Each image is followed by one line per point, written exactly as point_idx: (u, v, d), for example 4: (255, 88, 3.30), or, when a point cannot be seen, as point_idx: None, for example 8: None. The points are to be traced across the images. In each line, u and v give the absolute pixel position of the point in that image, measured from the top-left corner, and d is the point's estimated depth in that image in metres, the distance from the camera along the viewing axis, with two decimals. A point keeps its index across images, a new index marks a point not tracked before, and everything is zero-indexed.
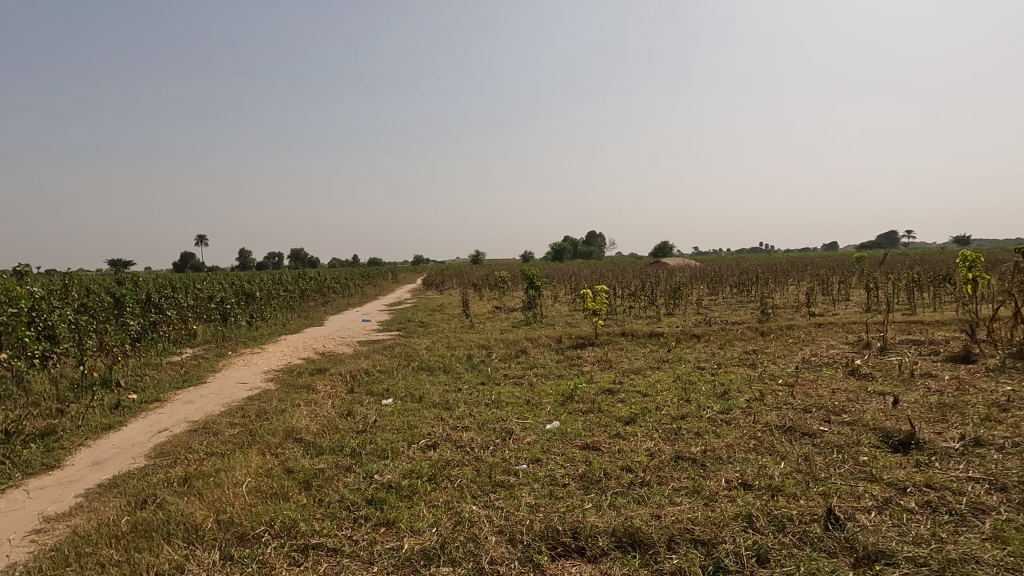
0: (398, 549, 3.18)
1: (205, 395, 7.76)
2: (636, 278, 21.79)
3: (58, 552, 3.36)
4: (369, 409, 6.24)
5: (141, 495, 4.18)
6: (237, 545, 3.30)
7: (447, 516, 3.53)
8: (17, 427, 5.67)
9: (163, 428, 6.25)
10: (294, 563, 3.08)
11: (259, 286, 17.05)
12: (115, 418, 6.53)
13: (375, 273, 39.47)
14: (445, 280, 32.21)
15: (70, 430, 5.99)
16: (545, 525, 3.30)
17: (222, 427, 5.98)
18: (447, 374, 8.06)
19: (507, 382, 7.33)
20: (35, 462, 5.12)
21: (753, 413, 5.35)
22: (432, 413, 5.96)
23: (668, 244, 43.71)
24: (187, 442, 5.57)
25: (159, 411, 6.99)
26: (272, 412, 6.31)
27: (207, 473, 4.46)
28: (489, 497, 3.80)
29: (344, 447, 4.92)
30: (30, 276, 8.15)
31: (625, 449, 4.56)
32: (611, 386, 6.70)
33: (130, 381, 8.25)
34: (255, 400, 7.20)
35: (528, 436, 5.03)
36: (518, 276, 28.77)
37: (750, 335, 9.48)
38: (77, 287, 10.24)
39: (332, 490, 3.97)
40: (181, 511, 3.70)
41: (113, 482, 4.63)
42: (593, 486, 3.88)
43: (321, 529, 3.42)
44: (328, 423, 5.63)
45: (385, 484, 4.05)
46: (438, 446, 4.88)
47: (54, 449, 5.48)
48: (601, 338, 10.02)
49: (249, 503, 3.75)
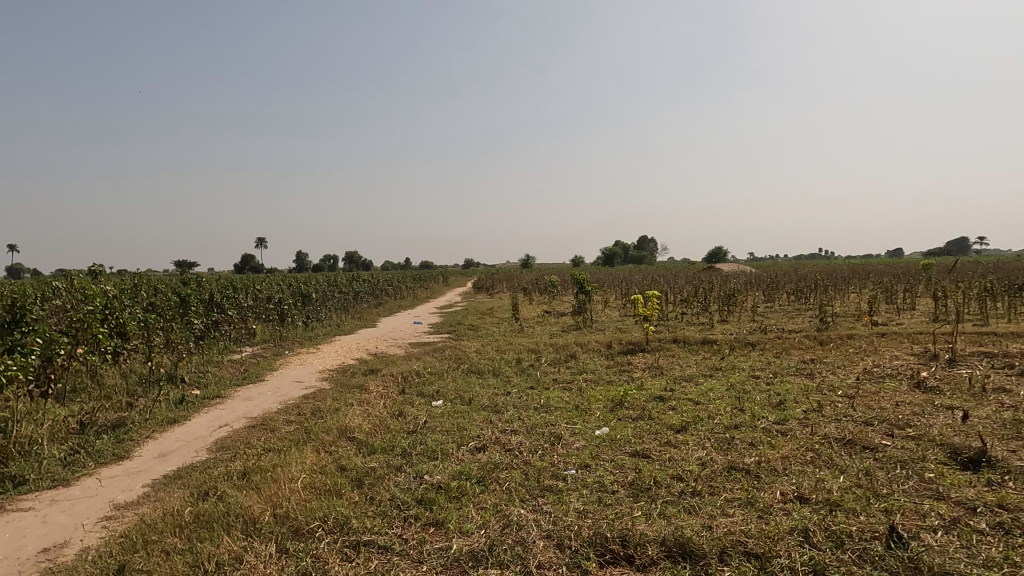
0: (447, 549, 3.21)
1: (263, 392, 8.01)
2: (690, 284, 21.36)
3: (127, 538, 3.54)
4: (420, 409, 6.34)
5: (202, 487, 4.36)
6: (293, 538, 3.40)
7: (496, 519, 3.55)
8: (91, 420, 6.00)
9: (223, 423, 6.49)
10: (346, 559, 3.15)
11: (315, 287, 17.55)
12: (179, 412, 6.82)
13: (427, 275, 40.03)
14: (495, 283, 32.37)
15: (138, 423, 6.29)
16: (594, 532, 3.28)
17: (279, 424, 6.17)
18: (496, 377, 8.10)
19: (557, 386, 7.34)
20: (107, 452, 5.40)
21: (811, 424, 5.19)
22: (481, 415, 6.01)
23: (722, 249, 42.68)
24: (247, 438, 5.77)
25: (220, 406, 7.26)
26: (326, 411, 6.47)
27: (265, 467, 4.61)
28: (538, 501, 3.80)
29: (394, 446, 5.01)
30: (104, 275, 8.60)
31: (676, 457, 4.49)
32: (662, 393, 6.59)
33: (194, 376, 8.60)
34: (310, 398, 7.40)
35: (577, 441, 5.00)
36: (567, 281, 28.62)
37: (808, 343, 9.19)
38: (146, 286, 10.76)
39: (383, 489, 4.05)
40: (241, 504, 3.83)
41: (177, 473, 4.84)
42: (642, 494, 3.83)
43: (373, 527, 3.49)
44: (380, 423, 5.72)
45: (435, 484, 4.11)
46: (486, 448, 4.92)
47: (124, 440, 5.77)
48: (652, 344, 9.86)
49: (304, 499, 3.86)
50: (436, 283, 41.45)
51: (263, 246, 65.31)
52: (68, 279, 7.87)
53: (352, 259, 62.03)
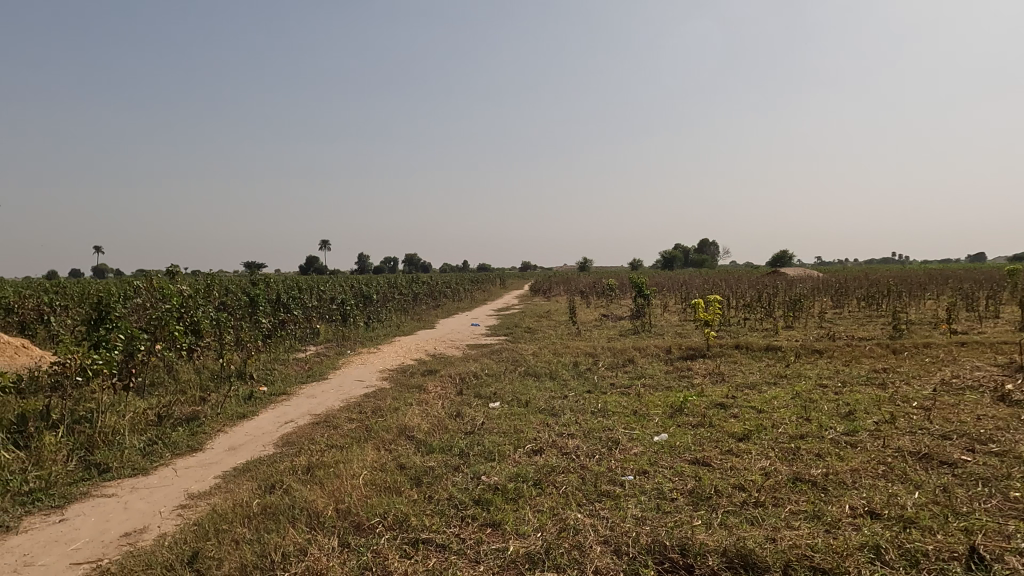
0: (504, 550, 3.23)
1: (326, 390, 8.27)
2: (753, 289, 20.76)
3: (200, 526, 3.71)
4: (477, 411, 6.40)
5: (270, 480, 4.53)
6: (354, 533, 3.49)
7: (552, 522, 3.54)
8: (168, 413, 6.33)
9: (289, 419, 6.72)
10: (405, 555, 3.22)
11: (376, 289, 17.97)
12: (248, 408, 7.10)
13: (485, 278, 40.37)
14: (552, 286, 32.37)
15: (210, 417, 6.59)
16: (653, 539, 3.24)
17: (342, 421, 6.35)
18: (553, 380, 8.09)
19: (615, 391, 7.27)
20: (182, 444, 5.68)
21: (883, 437, 4.96)
22: (538, 418, 6.01)
23: (787, 252, 41.31)
24: (311, 434, 5.96)
25: (286, 403, 7.53)
26: (386, 410, 6.62)
27: (328, 463, 4.75)
28: (595, 505, 3.78)
29: (452, 446, 5.07)
30: (180, 275, 9.06)
31: (738, 466, 4.37)
32: (723, 400, 6.43)
33: (262, 373, 8.94)
34: (371, 397, 7.58)
35: (635, 447, 4.94)
36: (625, 285, 28.30)
37: (880, 352, 8.78)
38: (218, 286, 11.28)
39: (442, 488, 4.11)
40: (305, 498, 3.96)
41: (246, 466, 5.05)
42: (702, 503, 3.75)
43: (431, 525, 3.54)
44: (438, 423, 5.81)
45: (492, 485, 4.14)
46: (543, 451, 4.92)
47: (198, 433, 6.05)
48: (713, 350, 9.62)
49: (365, 495, 3.95)
50: (493, 285, 41.72)
51: (327, 249, 67.21)
52: (148, 279, 8.33)
53: (412, 262, 63.22)
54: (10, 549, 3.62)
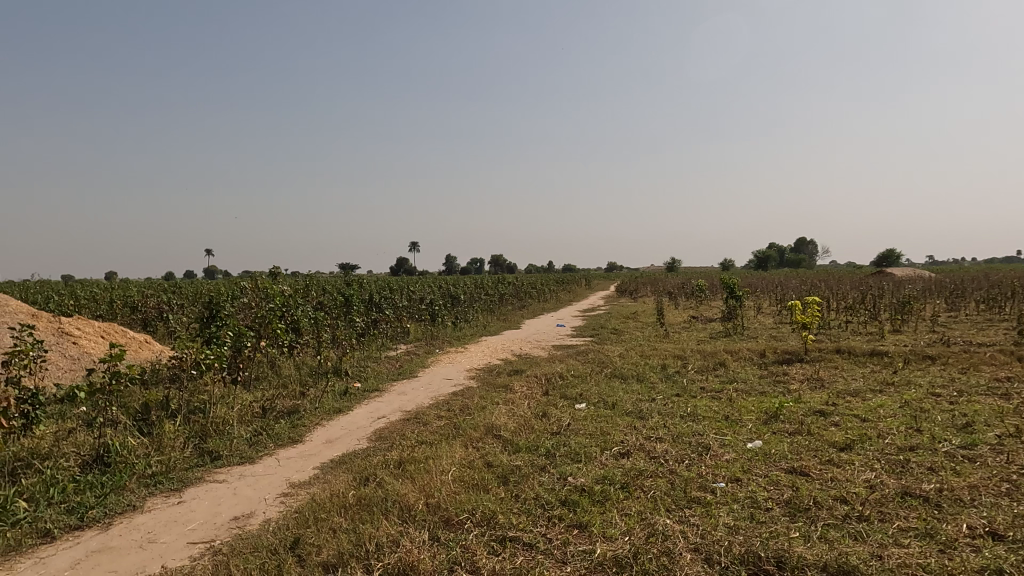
0: (591, 552, 3.22)
1: (417, 388, 8.51)
2: (857, 290, 19.55)
3: (301, 513, 3.92)
4: (564, 412, 6.39)
5: (364, 473, 4.71)
6: (443, 528, 3.58)
7: (640, 527, 3.49)
8: (272, 406, 6.72)
9: (381, 415, 6.97)
10: (493, 552, 3.26)
11: (463, 290, 18.33)
12: (343, 403, 7.43)
13: (569, 279, 40.25)
14: (639, 287, 31.83)
15: (310, 410, 6.94)
16: (746, 549, 3.12)
17: (431, 418, 6.52)
18: (640, 382, 7.96)
19: (705, 395, 7.06)
20: (284, 435, 6.02)
21: (1007, 452, 4.54)
22: (625, 421, 5.93)
23: (895, 252, 38.62)
24: (402, 429, 6.16)
25: (378, 399, 7.81)
26: (473, 408, 6.74)
27: (418, 459, 4.89)
28: (684, 512, 3.69)
29: (539, 446, 5.10)
30: (282, 276, 9.61)
31: (839, 477, 4.14)
32: (823, 407, 6.10)
33: (356, 370, 9.32)
34: (459, 396, 7.73)
35: (727, 453, 4.78)
36: (716, 286, 27.38)
37: (1004, 359, 8.05)
38: (316, 287, 11.87)
39: (528, 487, 4.14)
40: (398, 491, 4.10)
41: (343, 458, 5.29)
42: (800, 515, 3.58)
43: (518, 524, 3.57)
44: (525, 423, 5.85)
45: (578, 487, 4.12)
46: (631, 454, 4.85)
47: (298, 426, 6.40)
48: (811, 354, 9.15)
49: (454, 491, 4.04)
50: (579, 286, 41.45)
51: (416, 250, 69.08)
52: (253, 280, 8.89)
53: (498, 262, 63.98)
54: (137, 526, 3.97)
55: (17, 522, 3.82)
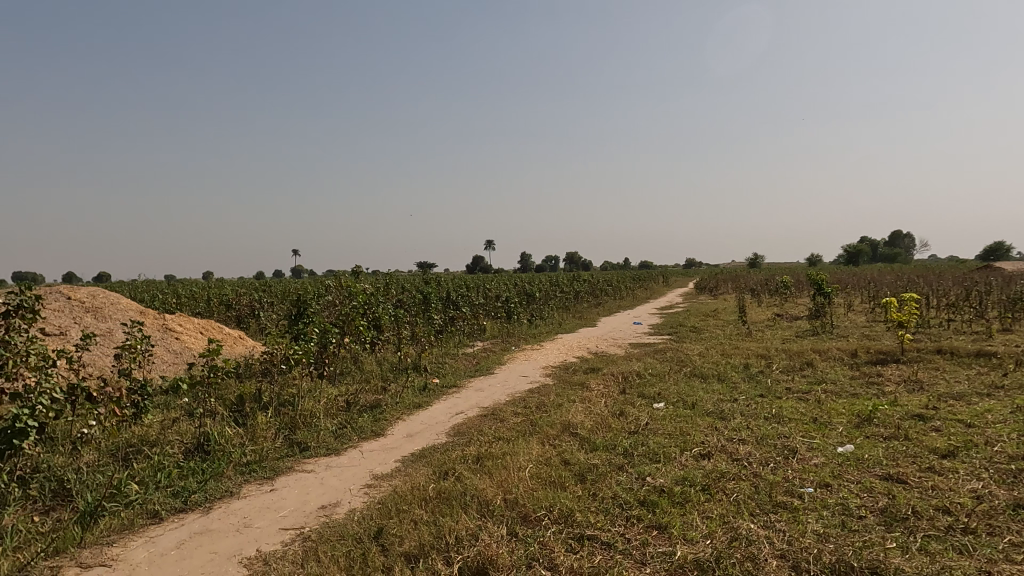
0: (670, 554, 3.16)
1: (493, 384, 8.60)
2: (961, 286, 18.19)
3: (384, 505, 4.05)
4: (641, 410, 6.30)
5: (443, 467, 4.81)
6: (521, 523, 3.61)
7: (723, 531, 3.39)
8: (355, 400, 6.97)
9: (459, 411, 7.09)
10: (571, 550, 3.26)
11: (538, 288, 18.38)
12: (423, 398, 7.60)
13: (647, 276, 39.63)
14: (719, 284, 30.87)
15: (391, 405, 7.15)
16: (837, 558, 2.98)
17: (508, 415, 6.57)
18: (721, 382, 7.74)
19: (791, 396, 6.77)
20: (367, 429, 6.22)
21: None
22: (705, 421, 5.78)
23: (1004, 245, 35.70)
24: (480, 425, 6.25)
25: (456, 395, 7.95)
26: (550, 406, 6.75)
27: (496, 454, 4.94)
28: (770, 517, 3.55)
29: (616, 445, 5.04)
30: (364, 275, 9.94)
31: (941, 487, 3.88)
32: (923, 411, 5.73)
33: (434, 366, 9.52)
34: (535, 393, 7.76)
35: (815, 457, 4.57)
36: (802, 283, 26.17)
37: None
38: (396, 285, 12.23)
39: (606, 486, 4.10)
40: (476, 486, 4.17)
41: (422, 452, 5.42)
42: (897, 524, 3.38)
43: (596, 523, 3.55)
44: (602, 422, 5.81)
45: (657, 487, 4.05)
46: (712, 456, 4.72)
47: (380, 419, 6.61)
48: (908, 355, 8.59)
49: (531, 488, 4.07)
50: (656, 284, 40.78)
51: (491, 248, 69.82)
52: (337, 279, 9.25)
53: (573, 260, 63.69)
54: (234, 511, 4.22)
55: (130, 503, 4.16)
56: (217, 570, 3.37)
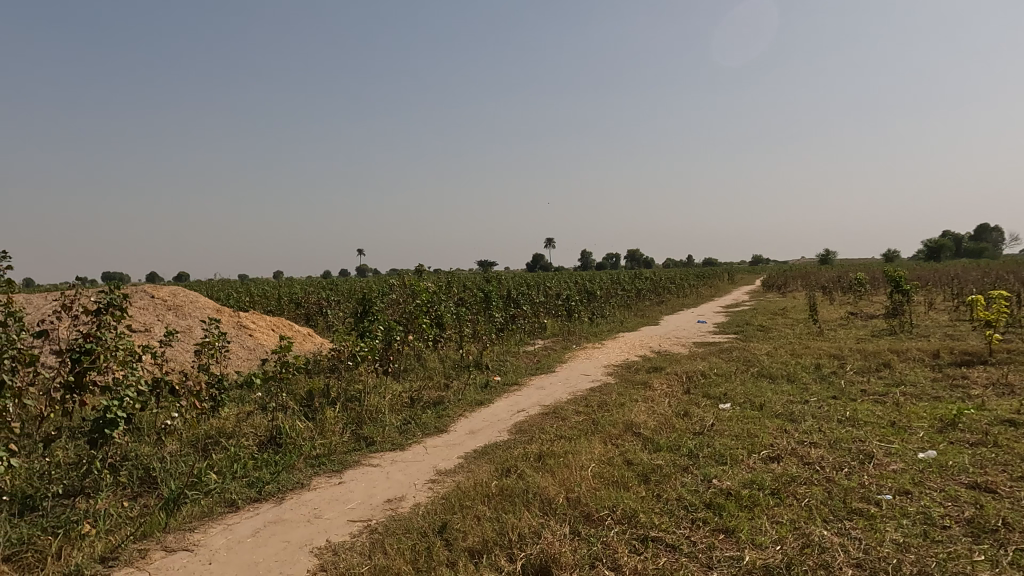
0: (738, 559, 3.08)
1: (555, 383, 8.59)
2: None
3: (447, 500, 4.11)
4: (707, 411, 6.16)
5: (506, 464, 4.84)
6: (584, 522, 3.60)
7: (794, 537, 3.28)
8: (419, 396, 7.09)
9: (521, 408, 7.11)
10: (635, 551, 3.23)
11: (599, 286, 18.24)
12: (484, 396, 7.67)
13: (711, 274, 38.67)
14: (787, 282, 29.81)
15: (453, 402, 7.25)
16: (918, 570, 2.83)
17: (569, 414, 6.55)
18: (791, 383, 7.47)
19: (867, 398, 6.47)
20: (430, 425, 6.33)
21: None
22: (774, 423, 5.60)
23: None
24: (541, 423, 6.25)
25: (518, 393, 7.98)
26: (612, 405, 6.69)
27: (558, 453, 4.94)
28: (844, 524, 3.41)
29: (680, 446, 4.94)
30: (427, 274, 10.12)
31: None
32: (1014, 416, 5.36)
33: (496, 363, 9.59)
34: (597, 392, 7.70)
35: (894, 463, 4.36)
36: (878, 279, 24.93)
37: None
38: (458, 284, 12.39)
39: (670, 488, 4.03)
40: (538, 484, 4.17)
41: (485, 449, 5.47)
42: (985, 537, 3.18)
43: (660, 524, 3.49)
44: (666, 422, 5.71)
45: (724, 490, 3.95)
46: (782, 459, 4.57)
47: (443, 416, 6.71)
48: (997, 356, 8.06)
49: (594, 487, 4.04)
50: (721, 281, 39.74)
51: (551, 246, 69.73)
52: (400, 278, 9.45)
53: (634, 258, 62.92)
54: (305, 502, 4.37)
55: (209, 491, 4.38)
56: (289, 558, 3.50)
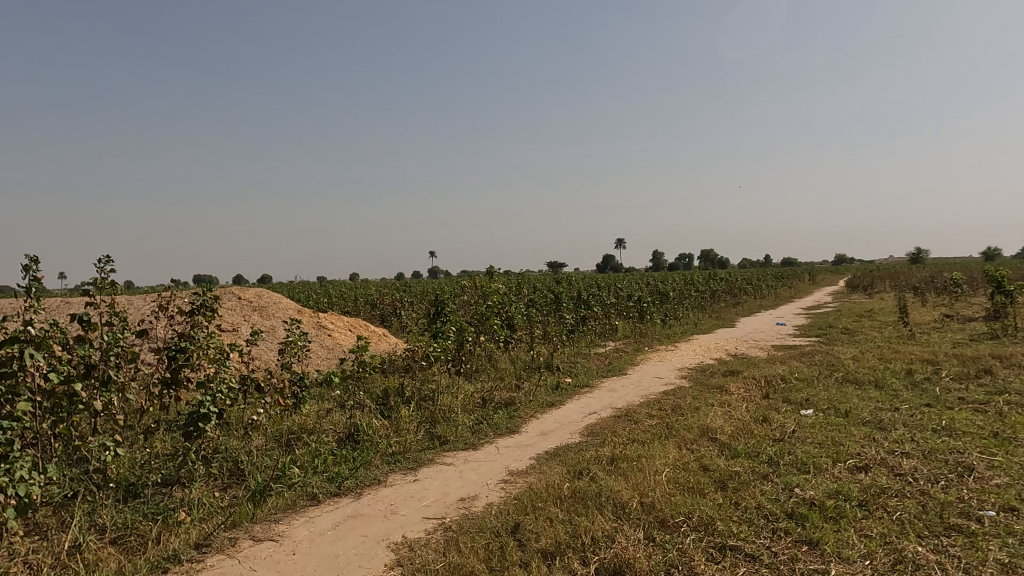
0: (823, 573, 2.95)
1: (627, 385, 8.48)
2: None
3: (520, 501, 4.13)
4: (787, 417, 5.92)
5: (578, 466, 4.82)
6: (658, 528, 3.54)
7: (884, 552, 3.11)
8: (491, 397, 7.16)
9: (592, 411, 7.06)
10: (712, 559, 3.14)
11: (672, 287, 17.87)
12: (555, 397, 7.66)
13: (791, 274, 37.18)
14: (874, 283, 28.28)
15: (524, 403, 7.28)
16: None
17: (642, 417, 6.45)
18: (879, 389, 7.08)
19: (965, 407, 6.05)
20: (502, 425, 6.38)
21: None
22: (861, 431, 5.32)
23: None
24: (613, 426, 6.19)
25: (589, 395, 7.93)
26: (686, 409, 6.53)
27: (631, 456, 4.87)
28: (941, 540, 3.20)
29: (759, 453, 4.78)
30: (497, 275, 10.20)
31: None
32: None
33: (567, 365, 9.56)
34: (671, 395, 7.54)
35: (997, 477, 4.05)
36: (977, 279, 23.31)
37: None
38: (528, 285, 12.44)
39: (749, 496, 3.90)
40: (611, 487, 4.12)
41: (556, 451, 5.46)
42: None
43: (740, 533, 3.38)
44: (743, 427, 5.53)
45: (807, 500, 3.79)
46: (870, 469, 4.34)
47: (514, 417, 6.74)
48: None
49: (668, 492, 3.96)
50: (801, 281, 38.16)
51: (621, 247, 68.94)
52: (472, 279, 9.58)
53: (707, 258, 61.35)
54: (382, 498, 4.50)
55: (292, 484, 4.57)
56: (368, 553, 3.61)
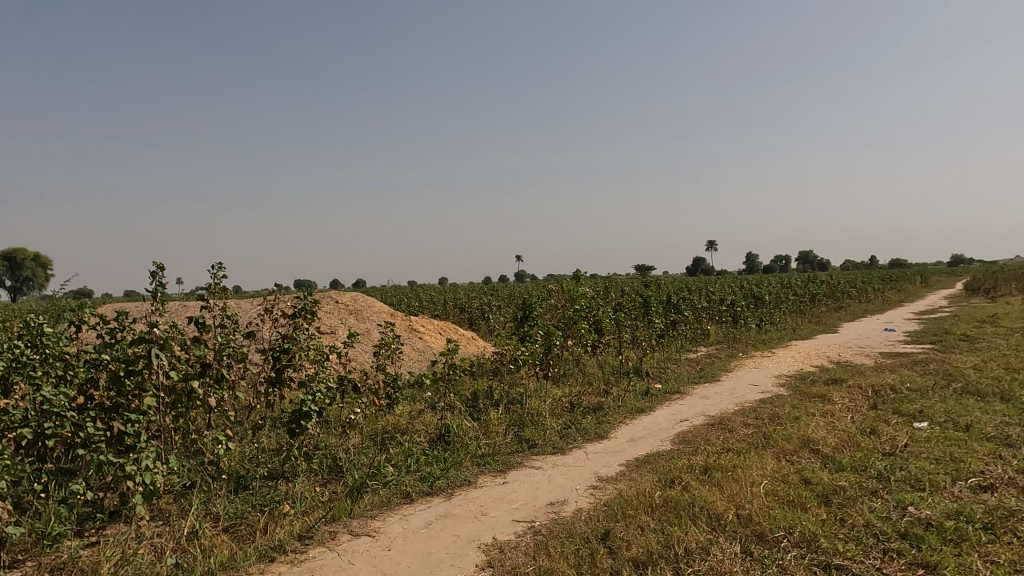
0: None
1: (720, 392, 8.19)
2: None
3: (610, 507, 4.08)
4: (898, 430, 5.53)
5: (669, 474, 4.70)
6: (756, 542, 3.39)
7: None
8: (579, 402, 7.11)
9: (684, 418, 6.87)
10: None
11: (768, 290, 17.12)
12: (645, 403, 7.51)
13: (899, 276, 34.75)
14: (997, 285, 25.95)
15: (613, 408, 7.18)
16: None
17: (737, 426, 6.21)
18: (1006, 402, 6.47)
19: None
20: (591, 430, 6.32)
21: None
22: (984, 447, 4.89)
23: None
24: (706, 434, 6.00)
25: (680, 401, 7.72)
26: (785, 418, 6.23)
27: (726, 466, 4.69)
28: None
29: (867, 467, 4.48)
30: (584, 278, 10.14)
31: None
32: None
33: (656, 370, 9.37)
34: (767, 404, 7.22)
35: None
36: None
37: None
38: (616, 289, 12.29)
39: (856, 512, 3.67)
40: (705, 497, 4.00)
41: (646, 458, 5.36)
42: None
43: (846, 551, 3.19)
44: (849, 439, 5.22)
45: (923, 520, 3.52)
46: (996, 489, 3.98)
47: (603, 422, 6.67)
48: None
49: (767, 505, 3.79)
50: (911, 284, 35.56)
51: (712, 249, 66.87)
52: (559, 283, 9.58)
53: (806, 259, 58.41)
54: (472, 499, 4.57)
55: (387, 482, 4.73)
56: (459, 552, 3.67)
